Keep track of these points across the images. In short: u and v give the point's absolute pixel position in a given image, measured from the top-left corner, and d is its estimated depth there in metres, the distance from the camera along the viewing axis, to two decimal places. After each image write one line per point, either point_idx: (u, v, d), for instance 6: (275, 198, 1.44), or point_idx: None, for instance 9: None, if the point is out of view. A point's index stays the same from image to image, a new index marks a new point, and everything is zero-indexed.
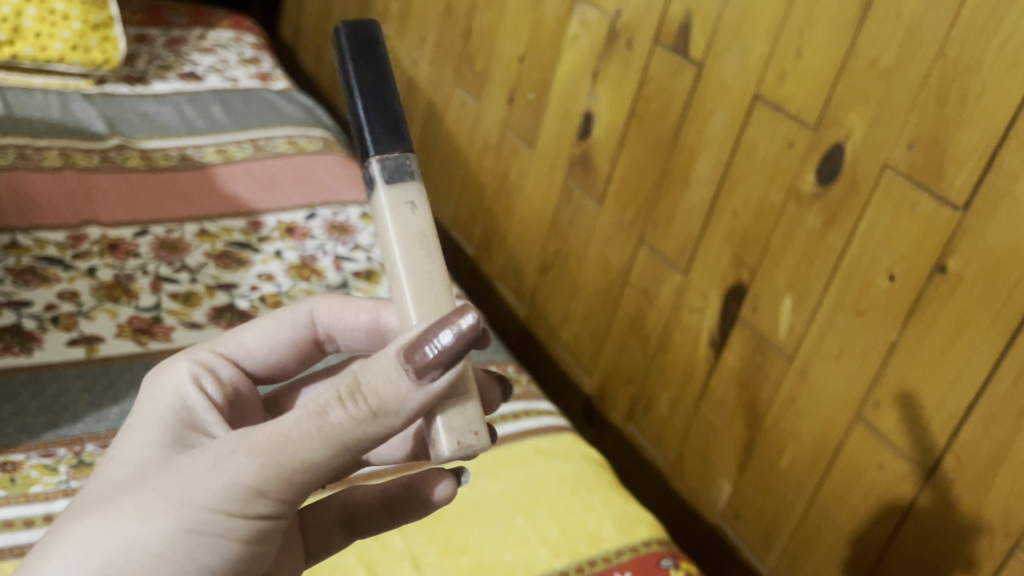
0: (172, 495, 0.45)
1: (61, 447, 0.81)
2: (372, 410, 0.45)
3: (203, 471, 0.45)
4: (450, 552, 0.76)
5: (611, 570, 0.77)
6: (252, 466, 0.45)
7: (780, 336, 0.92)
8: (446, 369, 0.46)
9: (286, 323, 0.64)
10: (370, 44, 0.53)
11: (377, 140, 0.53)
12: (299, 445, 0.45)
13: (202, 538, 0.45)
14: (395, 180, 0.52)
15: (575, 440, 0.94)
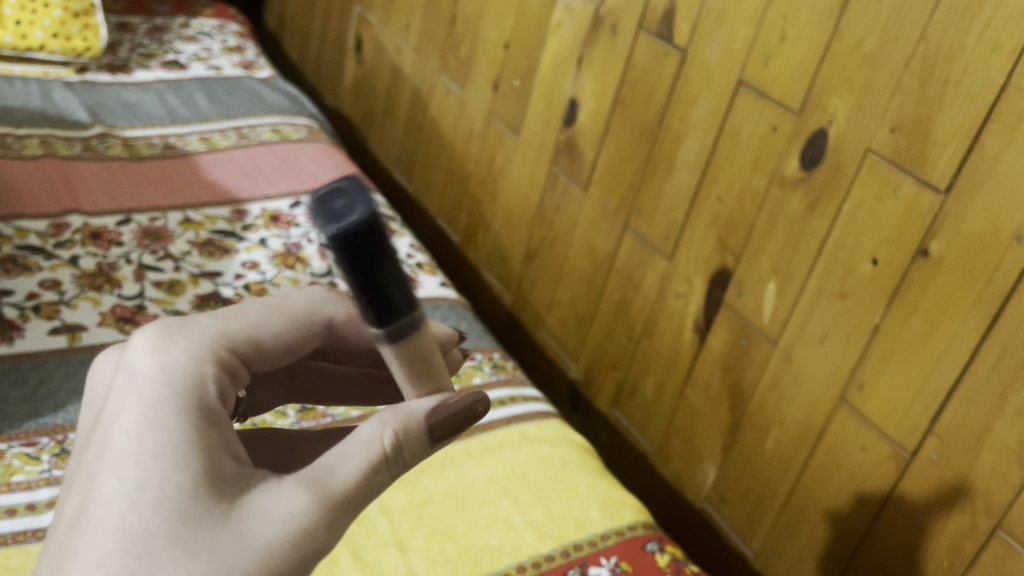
0: (249, 574, 0.43)
1: (43, 436, 0.80)
2: (407, 467, 0.49)
3: (286, 541, 0.44)
4: (436, 537, 0.76)
5: (596, 554, 0.77)
6: (328, 532, 0.45)
7: (765, 321, 0.92)
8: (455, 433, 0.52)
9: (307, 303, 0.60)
10: (363, 235, 0.40)
11: (384, 323, 0.45)
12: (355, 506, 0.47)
13: None
14: (401, 342, 0.47)
15: (561, 425, 0.94)
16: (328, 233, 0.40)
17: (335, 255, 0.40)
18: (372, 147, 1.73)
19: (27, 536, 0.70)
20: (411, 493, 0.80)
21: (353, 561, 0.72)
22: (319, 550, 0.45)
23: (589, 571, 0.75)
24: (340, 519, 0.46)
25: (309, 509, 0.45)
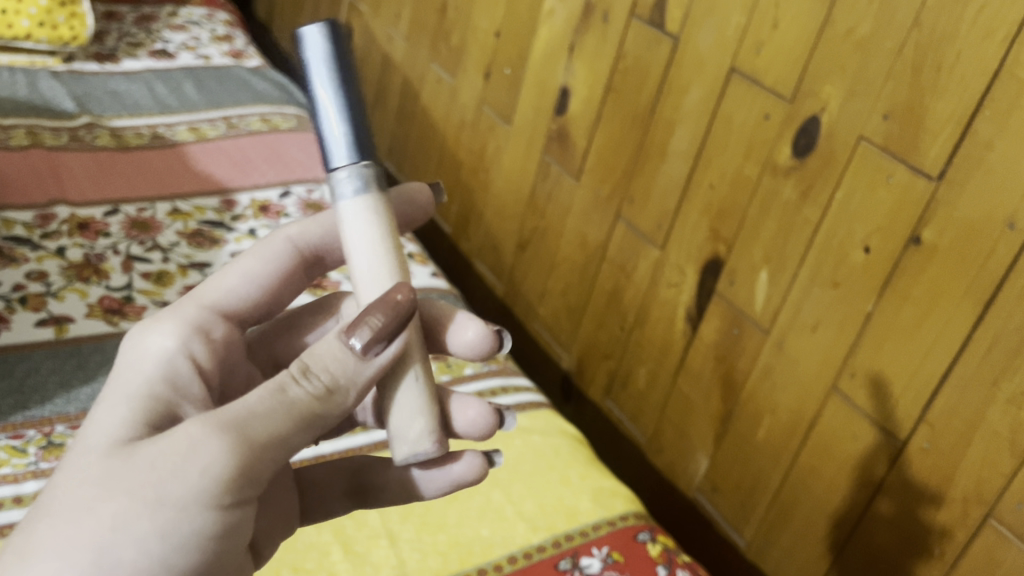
0: (135, 494, 0.41)
1: (30, 429, 0.79)
2: (327, 389, 0.45)
3: (172, 459, 0.41)
4: (427, 528, 0.76)
5: (588, 544, 0.77)
6: (222, 447, 0.42)
7: (757, 310, 0.92)
8: (389, 343, 0.45)
9: (269, 257, 0.59)
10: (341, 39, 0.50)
11: (353, 150, 0.50)
12: (265, 421, 0.43)
13: (184, 531, 0.41)
14: (366, 189, 0.50)
15: (552, 415, 0.94)
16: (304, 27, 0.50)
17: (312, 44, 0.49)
18: None
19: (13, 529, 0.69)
20: None
21: (343, 553, 0.72)
22: (214, 469, 0.41)
23: (580, 561, 0.75)
24: (243, 446, 0.42)
25: (205, 434, 0.42)
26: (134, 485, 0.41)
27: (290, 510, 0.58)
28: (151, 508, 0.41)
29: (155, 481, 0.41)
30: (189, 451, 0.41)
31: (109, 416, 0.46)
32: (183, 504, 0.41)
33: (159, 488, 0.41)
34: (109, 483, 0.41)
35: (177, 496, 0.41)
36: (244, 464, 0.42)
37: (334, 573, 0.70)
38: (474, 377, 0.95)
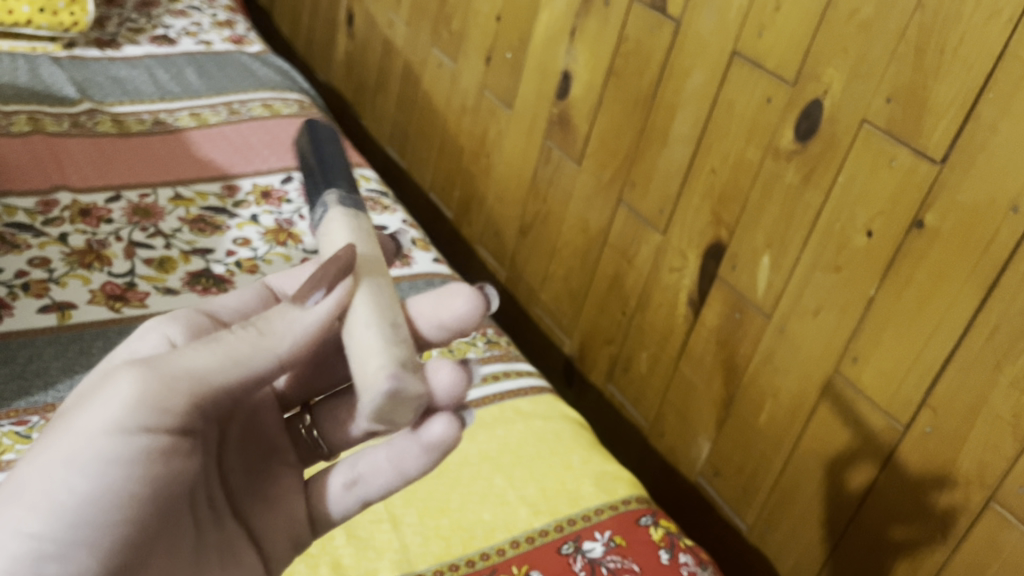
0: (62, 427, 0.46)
1: (34, 415, 0.80)
2: (253, 332, 0.48)
3: (95, 394, 0.46)
4: (430, 512, 0.76)
5: (590, 528, 0.77)
6: (134, 379, 0.46)
7: (759, 295, 0.92)
8: (330, 291, 0.47)
9: (248, 290, 0.61)
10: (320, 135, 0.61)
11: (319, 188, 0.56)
12: (185, 358, 0.47)
13: (95, 454, 0.45)
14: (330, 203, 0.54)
15: (554, 400, 0.94)
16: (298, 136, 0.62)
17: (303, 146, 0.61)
18: (364, 121, 1.71)
19: None
20: None
21: (347, 538, 0.72)
22: (121, 399, 0.45)
23: (582, 545, 0.76)
24: (150, 379, 0.46)
25: (118, 374, 0.46)
26: (60, 430, 0.46)
27: (296, 511, 0.59)
28: (67, 434, 0.45)
29: (75, 418, 0.46)
30: (102, 388, 0.46)
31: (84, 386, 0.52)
32: (93, 430, 0.45)
33: (77, 417, 0.46)
34: (48, 435, 0.47)
35: (88, 424, 0.45)
36: (154, 395, 0.46)
37: (337, 558, 0.71)
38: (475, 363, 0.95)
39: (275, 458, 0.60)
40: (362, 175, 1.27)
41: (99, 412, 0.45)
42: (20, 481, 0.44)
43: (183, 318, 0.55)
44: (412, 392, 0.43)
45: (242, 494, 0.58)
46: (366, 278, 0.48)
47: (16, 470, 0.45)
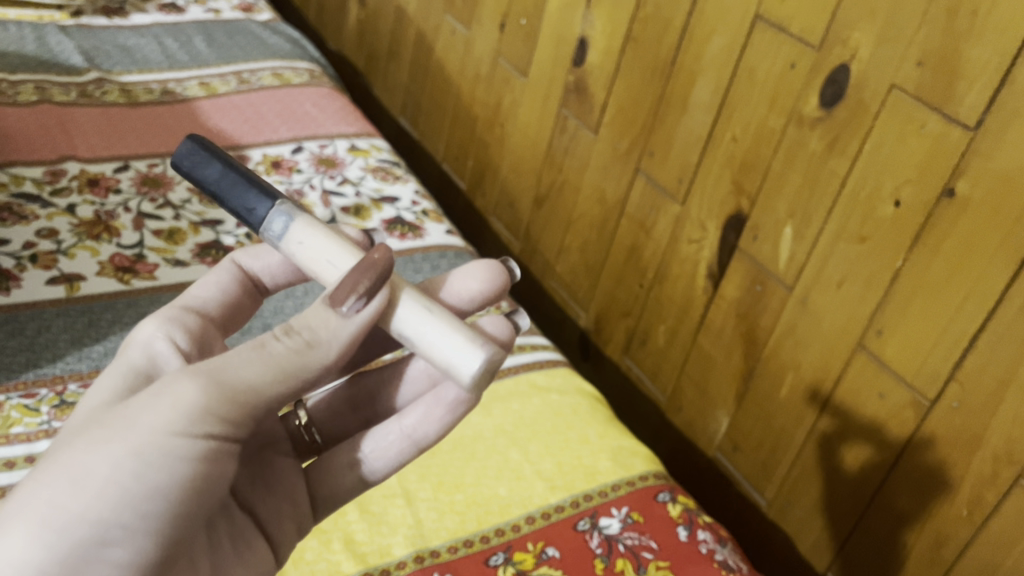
0: (114, 427, 0.44)
1: (42, 387, 0.79)
2: (304, 344, 0.48)
3: (150, 399, 0.44)
4: (444, 487, 0.75)
5: (607, 504, 0.76)
6: (196, 387, 0.44)
7: (780, 267, 0.89)
8: (370, 299, 0.49)
9: (219, 272, 0.62)
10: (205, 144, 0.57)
11: (264, 197, 0.55)
12: (241, 370, 0.46)
13: (155, 455, 0.43)
14: (295, 214, 0.55)
15: (571, 374, 0.92)
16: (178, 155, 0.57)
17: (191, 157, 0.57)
18: (376, 91, 1.69)
19: None
20: None
21: (360, 513, 0.71)
22: (183, 405, 0.44)
23: (599, 521, 0.74)
24: (218, 387, 0.45)
25: (184, 379, 0.45)
26: (118, 420, 0.44)
27: (298, 501, 0.58)
28: (125, 435, 0.43)
29: (137, 413, 0.44)
30: (167, 389, 0.45)
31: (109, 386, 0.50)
32: (160, 433, 0.43)
33: (133, 419, 0.44)
34: (100, 421, 0.45)
35: (156, 425, 0.43)
36: (216, 404, 0.44)
37: (350, 534, 0.70)
38: None
39: (271, 448, 0.59)
40: (374, 145, 1.25)
41: (168, 415, 0.44)
42: (77, 468, 0.42)
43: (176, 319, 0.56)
44: (496, 355, 0.48)
45: (241, 483, 0.57)
46: (403, 285, 0.51)
47: (67, 451, 0.43)
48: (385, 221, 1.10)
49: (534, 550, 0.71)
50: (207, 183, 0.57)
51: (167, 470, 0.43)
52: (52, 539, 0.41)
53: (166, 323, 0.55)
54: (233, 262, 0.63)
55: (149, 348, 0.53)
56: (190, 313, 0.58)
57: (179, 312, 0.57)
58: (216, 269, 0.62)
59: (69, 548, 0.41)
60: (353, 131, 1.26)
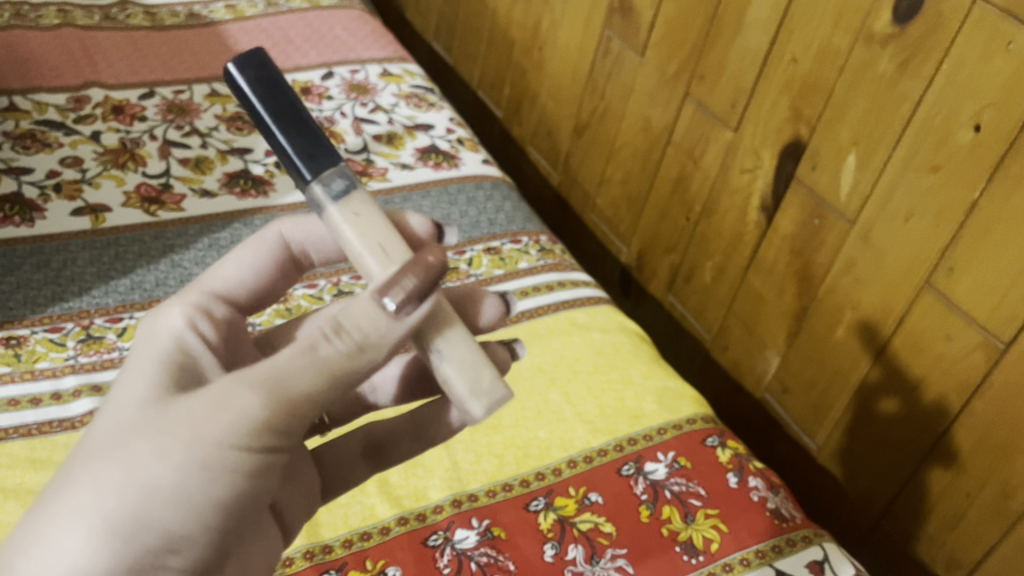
0: (172, 435, 0.40)
1: (68, 322, 0.76)
2: (357, 347, 0.41)
3: (208, 407, 0.40)
4: (482, 429, 0.72)
5: (652, 448, 0.72)
6: (256, 398, 0.40)
7: (841, 199, 0.83)
8: (421, 302, 0.42)
9: (257, 248, 0.55)
10: (265, 66, 0.47)
11: (315, 158, 0.47)
12: (295, 377, 0.41)
13: (219, 469, 0.40)
14: (344, 188, 0.47)
15: (614, 311, 0.87)
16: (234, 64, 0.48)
17: (248, 77, 0.47)
18: (408, 15, 1.62)
19: (52, 426, 0.67)
20: None
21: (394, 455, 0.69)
22: (248, 418, 0.40)
23: (644, 466, 0.71)
24: (280, 397, 0.40)
25: (241, 386, 0.40)
26: (175, 428, 0.40)
27: (313, 489, 0.55)
28: (186, 445, 0.39)
29: (195, 423, 0.40)
30: (227, 397, 0.40)
31: (138, 376, 0.44)
32: (223, 448, 0.40)
33: (193, 430, 0.40)
34: (153, 423, 0.40)
35: (218, 438, 0.40)
36: (277, 416, 0.40)
37: (385, 476, 0.67)
38: (526, 273, 0.89)
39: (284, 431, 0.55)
40: (407, 71, 1.19)
41: (229, 428, 0.40)
42: (137, 482, 0.39)
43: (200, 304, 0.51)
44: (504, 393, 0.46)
45: None
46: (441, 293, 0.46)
47: (121, 457, 0.39)
48: (419, 150, 1.06)
49: (576, 495, 0.68)
50: (257, 115, 0.47)
51: (228, 483, 0.40)
52: (114, 556, 0.38)
53: (194, 317, 0.49)
54: (277, 236, 0.55)
55: (179, 342, 0.47)
56: (217, 305, 0.52)
57: (206, 302, 0.51)
58: (253, 244, 0.55)
59: (131, 565, 0.38)
60: (385, 55, 1.21)
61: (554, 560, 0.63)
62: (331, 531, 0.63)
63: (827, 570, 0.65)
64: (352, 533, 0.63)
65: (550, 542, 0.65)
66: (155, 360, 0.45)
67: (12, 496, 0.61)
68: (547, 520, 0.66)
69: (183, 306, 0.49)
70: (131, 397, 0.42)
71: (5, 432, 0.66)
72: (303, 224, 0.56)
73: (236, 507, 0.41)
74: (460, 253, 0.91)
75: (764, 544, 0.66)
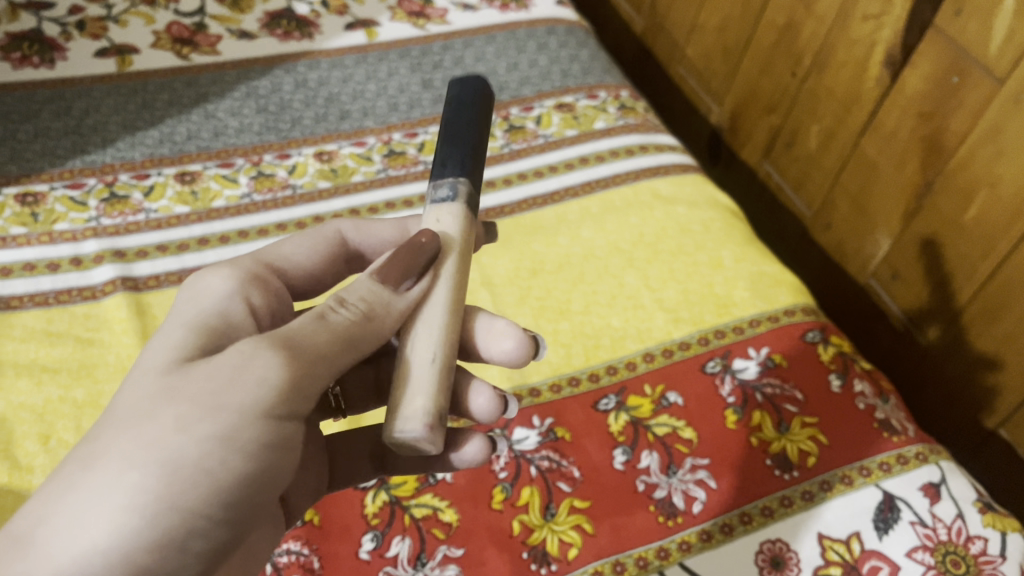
0: (197, 407, 0.31)
1: (90, 178, 0.68)
2: (363, 315, 0.36)
3: (227, 373, 0.32)
4: (547, 314, 0.64)
5: (743, 343, 0.63)
6: (281, 363, 0.33)
7: (990, 52, 0.67)
8: (422, 277, 0.38)
9: (315, 237, 0.46)
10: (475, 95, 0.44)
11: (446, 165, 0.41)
12: (312, 342, 0.34)
13: (248, 444, 0.32)
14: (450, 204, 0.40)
15: (703, 182, 0.76)
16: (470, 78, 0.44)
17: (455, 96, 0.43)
18: None
19: (70, 295, 0.60)
20: (518, 260, 0.68)
21: None
22: (277, 386, 0.32)
23: (733, 364, 0.62)
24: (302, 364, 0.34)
25: (260, 348, 0.33)
26: (197, 395, 0.32)
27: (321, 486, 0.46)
28: (212, 415, 0.31)
29: (218, 389, 0.32)
30: (247, 360, 0.33)
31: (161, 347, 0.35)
32: (251, 419, 0.32)
33: (218, 399, 0.32)
34: (173, 392, 0.32)
35: (246, 405, 0.32)
36: (302, 380, 0.33)
37: None
38: (604, 135, 0.78)
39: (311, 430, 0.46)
40: None
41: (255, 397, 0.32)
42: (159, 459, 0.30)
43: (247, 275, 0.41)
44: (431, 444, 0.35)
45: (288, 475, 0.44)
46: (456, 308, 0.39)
47: (140, 427, 0.31)
48: None
49: (652, 395, 0.60)
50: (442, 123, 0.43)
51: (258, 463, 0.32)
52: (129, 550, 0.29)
53: (246, 282, 0.40)
54: (337, 235, 0.47)
55: (223, 311, 0.38)
56: (273, 276, 0.43)
57: (260, 270, 0.42)
58: (313, 235, 0.46)
59: (147, 561, 0.30)
60: None
61: (625, 468, 0.56)
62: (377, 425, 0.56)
63: (944, 495, 0.55)
64: None
65: (620, 448, 0.57)
66: (186, 326, 0.36)
67: (25, 374, 0.55)
68: (618, 421, 0.58)
69: (235, 270, 0.40)
70: (148, 365, 0.34)
71: (20, 301, 0.59)
72: (369, 227, 0.48)
73: (262, 490, 0.33)
74: (527, 109, 0.80)
75: (870, 460, 0.56)
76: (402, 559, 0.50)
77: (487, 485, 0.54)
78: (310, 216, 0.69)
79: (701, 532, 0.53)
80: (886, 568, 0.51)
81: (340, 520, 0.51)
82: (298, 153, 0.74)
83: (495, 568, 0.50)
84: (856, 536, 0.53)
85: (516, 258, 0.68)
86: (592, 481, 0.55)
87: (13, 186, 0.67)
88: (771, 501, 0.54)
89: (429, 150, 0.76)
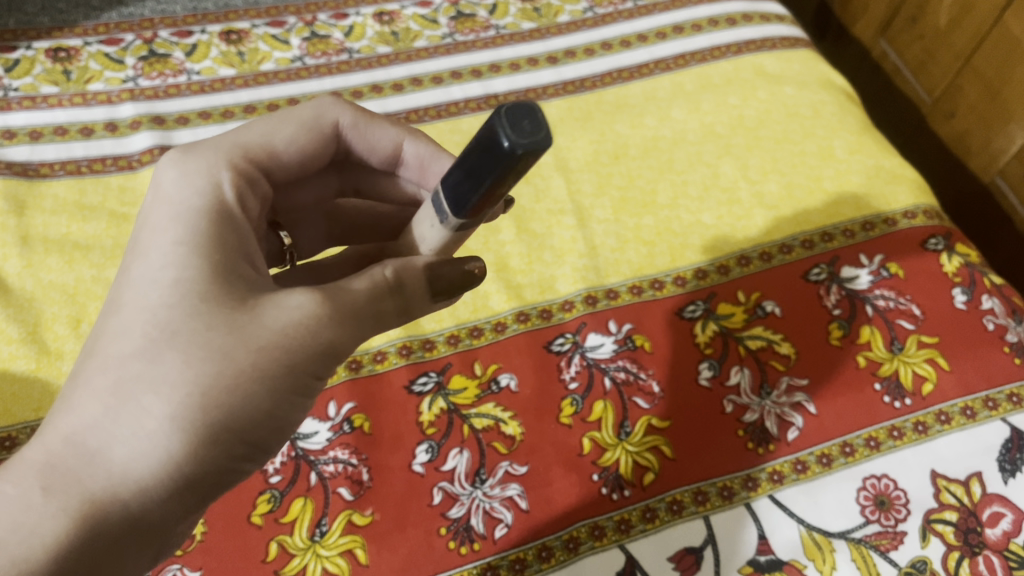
0: (256, 363, 0.27)
1: (127, 34, 0.62)
2: (401, 306, 0.31)
3: (287, 327, 0.28)
4: (629, 207, 0.56)
5: (854, 249, 0.55)
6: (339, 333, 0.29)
7: None
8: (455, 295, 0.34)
9: (309, 125, 0.36)
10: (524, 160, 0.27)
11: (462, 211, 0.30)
12: (362, 320, 0.30)
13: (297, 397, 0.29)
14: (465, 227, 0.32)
15: (815, 58, 0.66)
16: (517, 151, 0.26)
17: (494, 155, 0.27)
18: None
19: (105, 165, 0.55)
20: (598, 143, 0.60)
21: (517, 232, 0.55)
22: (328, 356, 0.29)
23: (841, 272, 0.54)
24: (349, 337, 0.29)
25: (314, 317, 0.28)
26: (252, 345, 0.27)
27: None
28: (275, 369, 0.28)
29: (280, 342, 0.28)
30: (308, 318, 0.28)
31: (180, 268, 0.28)
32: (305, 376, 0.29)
33: (280, 356, 0.28)
34: (224, 329, 0.27)
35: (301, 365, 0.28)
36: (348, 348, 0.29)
37: (504, 258, 0.54)
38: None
39: None
40: None
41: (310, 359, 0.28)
42: (222, 403, 0.27)
43: (241, 176, 0.33)
44: None
45: None
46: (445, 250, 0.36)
47: (201, 358, 0.27)
48: None
49: (746, 303, 0.52)
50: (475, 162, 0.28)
51: (300, 408, 0.30)
52: (172, 475, 0.27)
53: (240, 185, 0.32)
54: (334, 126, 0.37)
55: (224, 225, 0.30)
56: (261, 181, 0.34)
57: (251, 172, 0.33)
58: (309, 121, 0.36)
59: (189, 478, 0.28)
60: None
61: (711, 386, 0.49)
62: (434, 323, 0.51)
63: None
64: (460, 327, 0.51)
65: (707, 362, 0.50)
66: (188, 246, 0.29)
67: (56, 249, 0.50)
68: (706, 331, 0.51)
69: (231, 173, 0.32)
70: (159, 270, 0.29)
71: (50, 168, 0.54)
72: (367, 127, 0.38)
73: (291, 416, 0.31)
74: None
75: (997, 391, 0.49)
76: (459, 474, 0.45)
77: (555, 397, 0.48)
78: (367, 85, 0.61)
79: (795, 461, 0.47)
80: (1010, 516, 0.45)
81: (392, 427, 0.47)
82: (356, 13, 0.66)
83: (562, 490, 0.45)
84: (977, 477, 0.46)
85: (599, 139, 0.60)
86: (674, 398, 0.49)
87: (44, 40, 0.60)
88: (877, 432, 0.48)
89: (501, 14, 0.67)
